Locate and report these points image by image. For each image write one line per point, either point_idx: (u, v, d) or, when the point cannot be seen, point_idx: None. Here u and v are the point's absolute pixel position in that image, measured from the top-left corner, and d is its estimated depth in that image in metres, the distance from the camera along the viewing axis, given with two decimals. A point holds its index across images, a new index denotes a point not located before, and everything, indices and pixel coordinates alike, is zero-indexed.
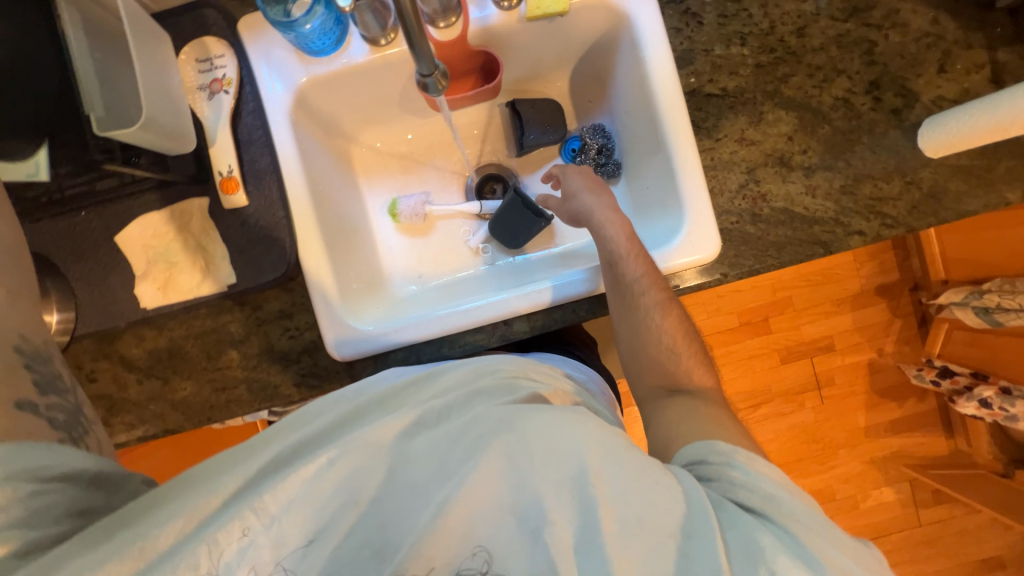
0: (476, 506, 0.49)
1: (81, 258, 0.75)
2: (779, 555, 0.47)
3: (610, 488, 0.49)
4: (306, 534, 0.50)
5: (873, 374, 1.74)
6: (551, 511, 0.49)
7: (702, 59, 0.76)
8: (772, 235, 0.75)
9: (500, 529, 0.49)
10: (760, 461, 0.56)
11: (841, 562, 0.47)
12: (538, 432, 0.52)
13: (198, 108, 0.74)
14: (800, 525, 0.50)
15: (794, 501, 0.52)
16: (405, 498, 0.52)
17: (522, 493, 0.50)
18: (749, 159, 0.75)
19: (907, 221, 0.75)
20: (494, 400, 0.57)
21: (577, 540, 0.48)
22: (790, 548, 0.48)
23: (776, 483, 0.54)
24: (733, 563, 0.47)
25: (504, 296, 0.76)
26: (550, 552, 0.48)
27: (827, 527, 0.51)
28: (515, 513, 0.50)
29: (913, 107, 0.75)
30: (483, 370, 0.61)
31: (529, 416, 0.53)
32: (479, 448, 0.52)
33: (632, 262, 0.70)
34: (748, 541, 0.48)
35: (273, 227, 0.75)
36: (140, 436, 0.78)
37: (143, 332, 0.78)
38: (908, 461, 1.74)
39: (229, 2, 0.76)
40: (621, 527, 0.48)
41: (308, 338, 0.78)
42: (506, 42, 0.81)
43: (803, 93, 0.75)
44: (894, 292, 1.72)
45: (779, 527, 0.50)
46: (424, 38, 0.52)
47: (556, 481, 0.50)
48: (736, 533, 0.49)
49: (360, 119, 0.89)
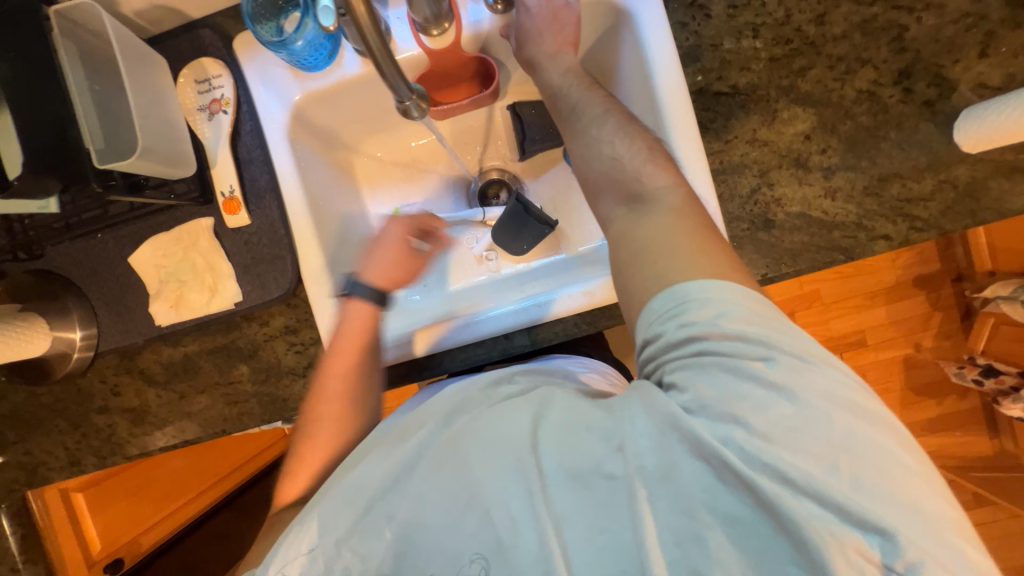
0: (433, 505, 0.55)
1: (100, 279, 0.78)
2: (688, 427, 0.46)
3: (544, 458, 0.52)
4: (313, 542, 0.57)
5: (909, 371, 1.64)
6: (493, 494, 0.53)
7: (710, 55, 0.71)
8: (787, 242, 0.71)
9: (458, 525, 0.54)
10: (686, 307, 0.49)
11: (762, 402, 0.45)
12: (472, 429, 0.57)
13: (199, 130, 0.75)
14: (716, 387, 0.47)
15: (721, 349, 0.47)
16: (387, 514, 0.56)
17: (467, 483, 0.54)
18: (761, 161, 0.71)
19: (939, 223, 0.69)
20: (467, 412, 0.60)
21: (519, 513, 0.51)
22: (703, 414, 0.47)
23: (701, 330, 0.48)
24: (643, 458, 0.49)
25: (503, 313, 0.75)
26: (497, 531, 0.52)
27: (751, 370, 0.46)
28: (469, 507, 0.54)
29: (949, 98, 0.68)
30: (467, 387, 0.63)
31: (465, 420, 0.58)
32: (436, 458, 0.57)
33: (572, 90, 0.68)
34: (654, 427, 0.48)
35: (276, 246, 0.77)
36: (162, 446, 0.82)
37: (158, 348, 0.81)
38: (944, 462, 1.68)
39: (223, 20, 0.76)
40: (553, 488, 0.51)
41: (313, 353, 0.79)
42: (502, 45, 0.78)
43: (822, 87, 0.69)
44: (935, 284, 1.60)
45: (691, 393, 0.47)
46: (393, 62, 0.48)
47: (489, 465, 0.54)
48: (646, 422, 0.49)
49: (359, 130, 0.87)
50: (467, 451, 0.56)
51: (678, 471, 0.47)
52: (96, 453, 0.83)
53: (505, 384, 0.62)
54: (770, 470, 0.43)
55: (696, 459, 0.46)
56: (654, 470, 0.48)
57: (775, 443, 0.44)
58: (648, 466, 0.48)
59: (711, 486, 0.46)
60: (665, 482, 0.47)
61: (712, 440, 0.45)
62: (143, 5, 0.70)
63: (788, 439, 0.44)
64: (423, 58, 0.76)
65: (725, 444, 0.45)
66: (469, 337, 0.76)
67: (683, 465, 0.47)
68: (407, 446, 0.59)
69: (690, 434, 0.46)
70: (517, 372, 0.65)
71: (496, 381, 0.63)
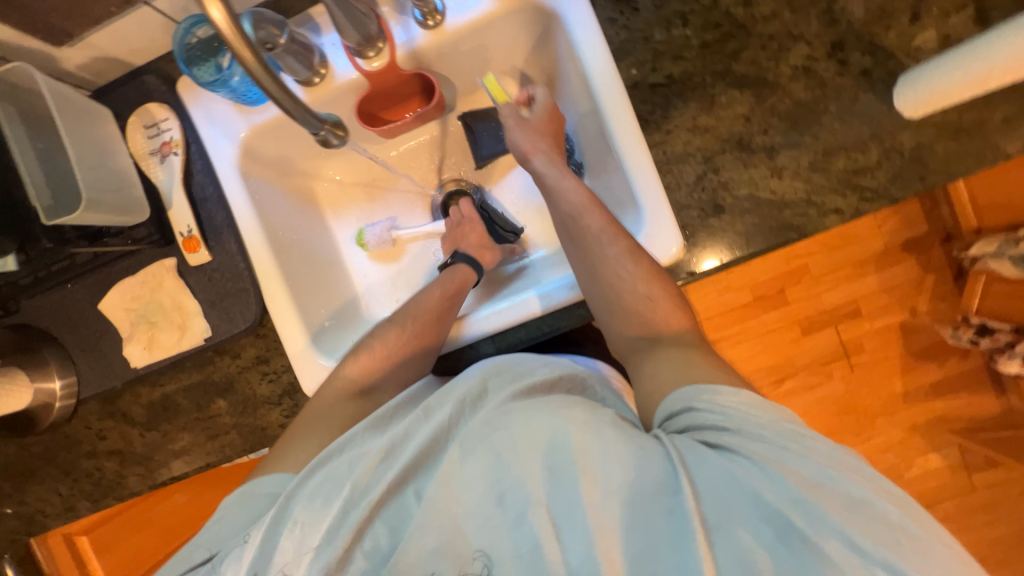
0: (458, 503, 0.53)
1: (73, 328, 0.80)
2: (752, 488, 0.47)
3: (588, 460, 0.51)
4: (317, 541, 0.54)
5: (909, 336, 1.57)
6: (533, 489, 0.51)
7: (643, 47, 0.72)
8: (739, 226, 0.70)
9: (488, 520, 0.51)
10: (726, 392, 0.54)
11: (810, 476, 0.47)
12: (519, 425, 0.55)
13: (152, 173, 0.77)
14: (773, 452, 0.49)
15: (768, 426, 0.51)
16: (409, 504, 0.56)
17: (504, 477, 0.53)
18: (704, 148, 0.71)
19: (889, 191, 0.68)
20: (493, 399, 0.60)
21: (561, 516, 0.50)
22: (761, 473, 0.48)
23: (749, 409, 0.52)
24: (703, 504, 0.48)
25: (488, 313, 0.75)
26: (536, 534, 0.49)
27: (801, 441, 0.50)
28: (501, 501, 0.52)
29: (885, 65, 0.68)
30: (488, 370, 0.64)
31: (512, 413, 0.57)
32: (463, 453, 0.55)
33: (590, 214, 0.70)
34: (715, 484, 0.48)
35: (238, 278, 0.78)
36: (151, 484, 0.84)
37: (139, 390, 0.83)
38: (951, 425, 1.57)
39: (168, 64, 0.78)
40: (603, 495, 0.49)
41: (286, 381, 0.80)
42: (440, 58, 0.79)
43: (756, 67, 0.70)
44: (924, 246, 1.53)
45: (749, 457, 0.49)
46: (283, 95, 0.47)
47: (537, 462, 0.53)
48: (706, 476, 0.49)
49: (314, 156, 0.88)
50: (498, 442, 0.55)
51: (742, 531, 0.46)
52: (89, 497, 0.85)
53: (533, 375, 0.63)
54: (839, 535, 0.44)
55: (758, 521, 0.46)
56: (717, 525, 0.46)
57: (840, 511, 0.45)
58: (709, 517, 0.47)
59: (771, 548, 0.45)
60: (727, 535, 0.46)
61: (778, 501, 0.46)
62: (86, 59, 0.73)
63: (849, 507, 0.45)
64: (362, 81, 0.77)
65: (792, 507, 0.45)
66: (525, 316, 0.74)
67: (745, 526, 0.46)
68: (424, 429, 0.59)
69: (753, 493, 0.47)
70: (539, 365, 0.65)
71: (519, 372, 0.64)
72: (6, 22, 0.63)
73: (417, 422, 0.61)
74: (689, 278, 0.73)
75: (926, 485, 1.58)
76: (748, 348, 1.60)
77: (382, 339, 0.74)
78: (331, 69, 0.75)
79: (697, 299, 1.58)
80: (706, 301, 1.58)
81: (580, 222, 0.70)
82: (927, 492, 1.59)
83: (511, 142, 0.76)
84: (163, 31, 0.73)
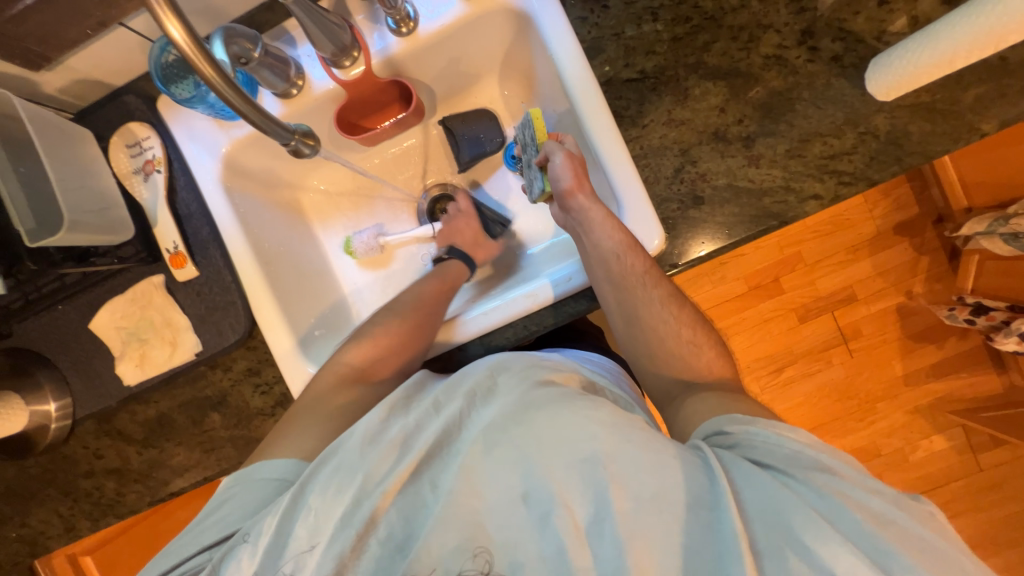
0: (480, 498, 0.50)
1: (65, 349, 0.81)
2: (812, 514, 0.45)
3: (621, 467, 0.49)
4: (329, 538, 0.51)
5: (906, 319, 1.56)
6: (560, 485, 0.49)
7: (614, 44, 0.73)
8: (719, 216, 0.71)
9: (512, 520, 0.49)
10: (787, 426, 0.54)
11: (869, 507, 0.46)
12: (546, 423, 0.53)
13: (137, 192, 0.78)
14: (837, 484, 0.47)
15: (832, 460, 0.49)
16: (423, 496, 0.53)
17: (530, 475, 0.50)
18: (681, 140, 0.71)
19: (867, 175, 0.68)
20: (514, 392, 0.58)
21: (589, 523, 0.48)
22: (813, 496, 0.46)
23: (812, 444, 0.51)
24: (751, 526, 0.46)
25: (484, 309, 0.75)
26: (561, 539, 0.47)
27: (867, 480, 0.48)
28: (526, 500, 0.50)
29: (855, 50, 0.68)
30: (506, 368, 0.61)
31: (538, 411, 0.54)
32: (485, 448, 0.53)
33: (632, 257, 0.67)
34: (769, 505, 0.46)
35: (226, 292, 0.79)
36: (150, 501, 0.84)
37: (134, 407, 0.83)
38: (954, 406, 1.56)
39: (148, 84, 0.79)
40: (634, 504, 0.47)
41: (279, 391, 0.81)
42: (416, 64, 0.80)
43: (728, 58, 0.70)
44: (916, 228, 1.53)
45: (808, 485, 0.47)
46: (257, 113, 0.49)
47: (566, 463, 0.50)
48: (759, 497, 0.47)
49: (297, 168, 0.89)
50: (524, 441, 0.52)
51: (794, 552, 0.43)
52: (89, 517, 0.85)
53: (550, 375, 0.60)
54: (907, 571, 0.41)
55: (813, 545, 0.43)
56: (764, 546, 0.44)
57: (910, 551, 0.43)
58: (756, 539, 0.45)
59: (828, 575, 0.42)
60: (774, 556, 0.44)
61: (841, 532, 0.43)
62: (66, 82, 0.74)
63: (918, 548, 0.43)
64: (339, 90, 0.77)
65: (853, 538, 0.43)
66: (524, 309, 0.73)
67: (801, 549, 0.43)
68: (440, 420, 0.57)
69: (811, 519, 0.44)
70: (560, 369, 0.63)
71: (536, 366, 0.61)
72: None
73: (431, 414, 0.59)
74: (672, 272, 0.73)
75: (931, 468, 1.57)
76: (745, 338, 1.59)
77: (382, 335, 0.74)
78: (308, 80, 0.76)
79: (692, 291, 1.58)
80: (701, 294, 1.58)
81: (622, 263, 0.67)
82: (933, 476, 1.57)
83: (553, 177, 0.70)
84: (140, 51, 0.74)
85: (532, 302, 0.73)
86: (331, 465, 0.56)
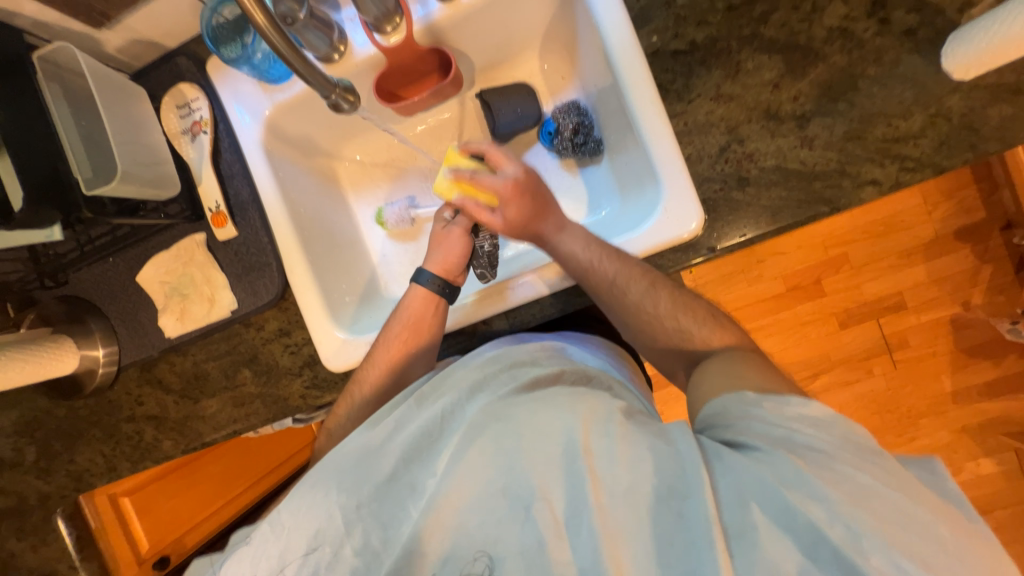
0: (460, 497, 0.49)
1: (114, 300, 0.85)
2: (784, 494, 0.42)
3: (598, 461, 0.47)
4: (306, 544, 0.50)
5: (959, 332, 1.45)
6: (540, 480, 0.48)
7: (664, 14, 0.70)
8: (765, 199, 0.67)
9: (490, 516, 0.48)
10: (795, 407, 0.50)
11: (857, 481, 0.42)
12: (525, 420, 0.51)
13: (184, 152, 0.81)
14: (820, 462, 0.44)
15: (822, 439, 0.46)
16: (403, 497, 0.52)
17: (509, 472, 0.49)
18: (729, 117, 0.68)
19: (934, 161, 0.63)
20: (494, 391, 0.57)
21: (567, 515, 0.46)
22: (801, 485, 0.42)
23: (800, 424, 0.48)
24: (723, 511, 0.43)
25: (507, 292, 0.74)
26: (540, 532, 0.46)
27: (857, 455, 0.45)
28: (505, 495, 0.48)
29: (932, 24, 0.62)
30: (490, 365, 0.61)
31: (519, 408, 0.53)
32: (463, 446, 0.52)
33: (604, 263, 0.66)
34: (741, 487, 0.44)
35: (262, 253, 0.81)
36: (184, 448, 0.89)
37: (173, 358, 0.87)
38: (1007, 429, 1.44)
39: (198, 47, 0.82)
40: (610, 497, 0.46)
41: (307, 353, 0.83)
42: (457, 33, 0.79)
43: (787, 31, 0.66)
44: (981, 234, 1.41)
45: (783, 459, 0.44)
46: (302, 57, 0.50)
47: (543, 456, 0.49)
48: (730, 482, 0.44)
49: (336, 136, 0.90)
50: (503, 436, 0.51)
51: (766, 535, 0.41)
52: (130, 459, 0.90)
53: (531, 369, 0.60)
54: (880, 552, 0.39)
55: (787, 529, 0.41)
56: (735, 529, 0.42)
57: (886, 530, 0.40)
58: (728, 523, 0.43)
59: (804, 563, 0.40)
60: (747, 543, 0.42)
61: (816, 514, 0.40)
62: (123, 42, 0.77)
63: (901, 528, 0.40)
64: (380, 58, 0.77)
65: (829, 519, 0.40)
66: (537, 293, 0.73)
67: (776, 539, 0.41)
68: (421, 418, 0.57)
69: (786, 500, 0.42)
70: (538, 356, 0.63)
71: (520, 363, 0.61)
72: (51, 6, 0.67)
73: (415, 409, 0.59)
74: (712, 256, 0.69)
75: (976, 493, 1.46)
76: (779, 341, 1.52)
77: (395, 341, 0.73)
78: (350, 46, 0.76)
79: (726, 286, 1.52)
80: (735, 291, 1.51)
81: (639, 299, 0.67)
82: (976, 501, 1.46)
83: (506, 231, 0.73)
84: (192, 13, 0.77)
85: (529, 293, 0.74)
86: (314, 478, 0.55)
